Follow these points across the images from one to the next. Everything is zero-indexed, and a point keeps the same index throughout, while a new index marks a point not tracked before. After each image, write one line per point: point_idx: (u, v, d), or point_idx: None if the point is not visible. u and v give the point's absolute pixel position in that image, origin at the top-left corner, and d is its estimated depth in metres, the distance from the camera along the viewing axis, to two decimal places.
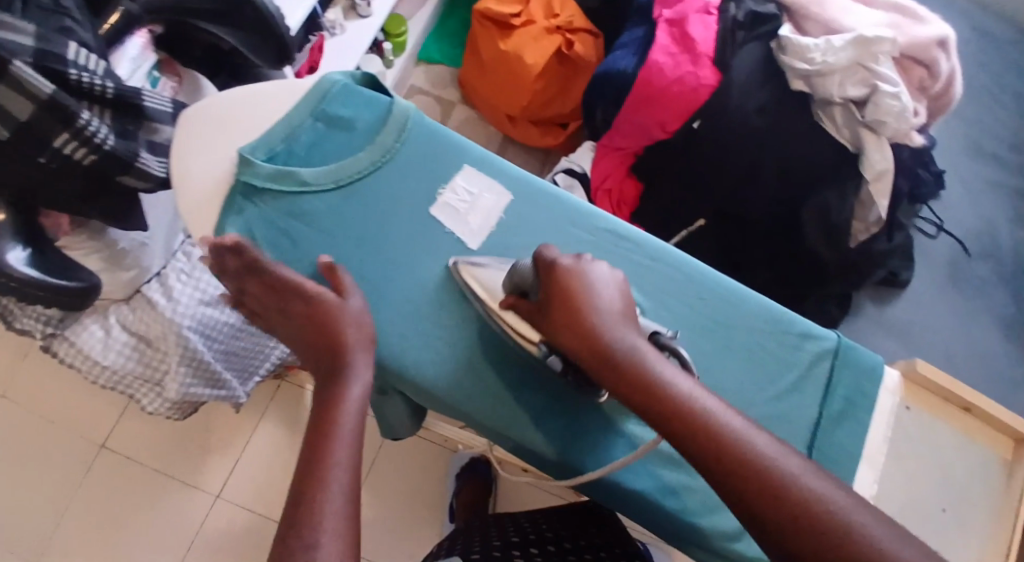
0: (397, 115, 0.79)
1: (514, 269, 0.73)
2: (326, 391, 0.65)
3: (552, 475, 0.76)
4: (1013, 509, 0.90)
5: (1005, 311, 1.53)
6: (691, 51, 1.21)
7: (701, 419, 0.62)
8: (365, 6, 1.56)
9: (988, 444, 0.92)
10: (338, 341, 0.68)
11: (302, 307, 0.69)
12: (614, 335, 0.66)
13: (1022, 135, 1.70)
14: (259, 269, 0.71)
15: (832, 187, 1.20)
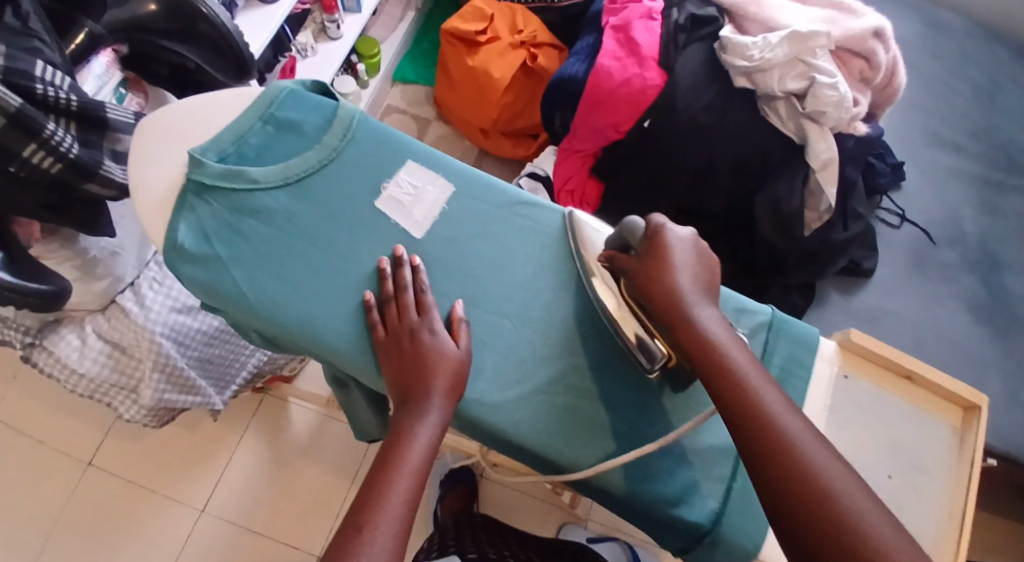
0: (342, 116, 0.84)
1: (625, 225, 0.80)
2: (421, 412, 0.72)
3: (511, 454, 0.79)
4: (966, 492, 0.86)
5: (974, 295, 1.55)
6: (637, 54, 1.27)
7: (749, 383, 0.69)
8: (334, 29, 1.62)
9: (933, 411, 0.89)
10: (460, 388, 0.75)
11: (436, 339, 0.75)
12: (695, 297, 0.74)
13: (982, 124, 1.74)
14: (409, 290, 0.77)
15: (782, 178, 1.24)
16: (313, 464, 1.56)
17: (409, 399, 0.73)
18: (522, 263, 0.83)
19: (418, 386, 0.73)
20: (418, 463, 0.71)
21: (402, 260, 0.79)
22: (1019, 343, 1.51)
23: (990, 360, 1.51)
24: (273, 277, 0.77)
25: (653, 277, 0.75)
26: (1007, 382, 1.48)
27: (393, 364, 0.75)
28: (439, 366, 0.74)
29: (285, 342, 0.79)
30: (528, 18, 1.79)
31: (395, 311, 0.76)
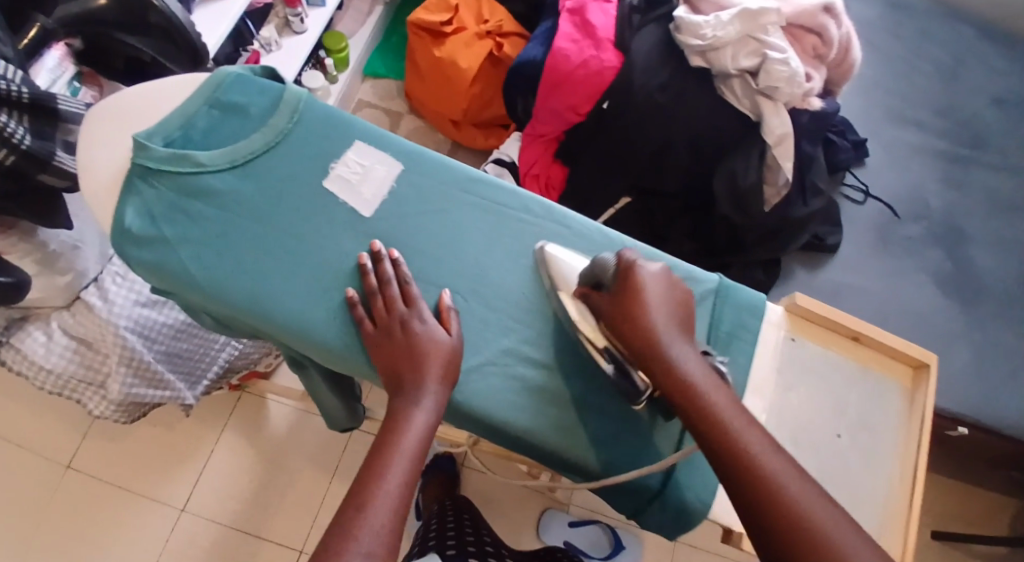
0: (288, 98, 0.86)
1: (595, 261, 0.79)
2: (415, 398, 0.73)
3: (466, 424, 0.80)
4: (916, 448, 0.87)
5: (938, 267, 1.58)
6: (592, 37, 1.29)
7: (732, 424, 0.68)
8: (298, 23, 1.64)
9: (883, 373, 0.91)
10: (451, 371, 0.76)
11: (425, 327, 0.77)
12: (672, 336, 0.72)
13: (945, 100, 1.76)
14: (393, 283, 0.78)
15: (738, 156, 1.28)
16: (291, 459, 1.57)
17: (403, 387, 0.74)
18: (470, 236, 0.84)
19: (409, 374, 0.75)
20: (414, 447, 0.71)
21: (383, 254, 0.80)
22: (984, 313, 1.54)
23: (956, 331, 1.53)
24: (221, 257, 0.79)
25: (629, 319, 0.73)
26: (973, 352, 1.51)
27: (381, 356, 0.76)
28: (428, 351, 0.75)
29: (235, 320, 0.81)
30: (493, 8, 1.80)
31: (381, 304, 0.78)
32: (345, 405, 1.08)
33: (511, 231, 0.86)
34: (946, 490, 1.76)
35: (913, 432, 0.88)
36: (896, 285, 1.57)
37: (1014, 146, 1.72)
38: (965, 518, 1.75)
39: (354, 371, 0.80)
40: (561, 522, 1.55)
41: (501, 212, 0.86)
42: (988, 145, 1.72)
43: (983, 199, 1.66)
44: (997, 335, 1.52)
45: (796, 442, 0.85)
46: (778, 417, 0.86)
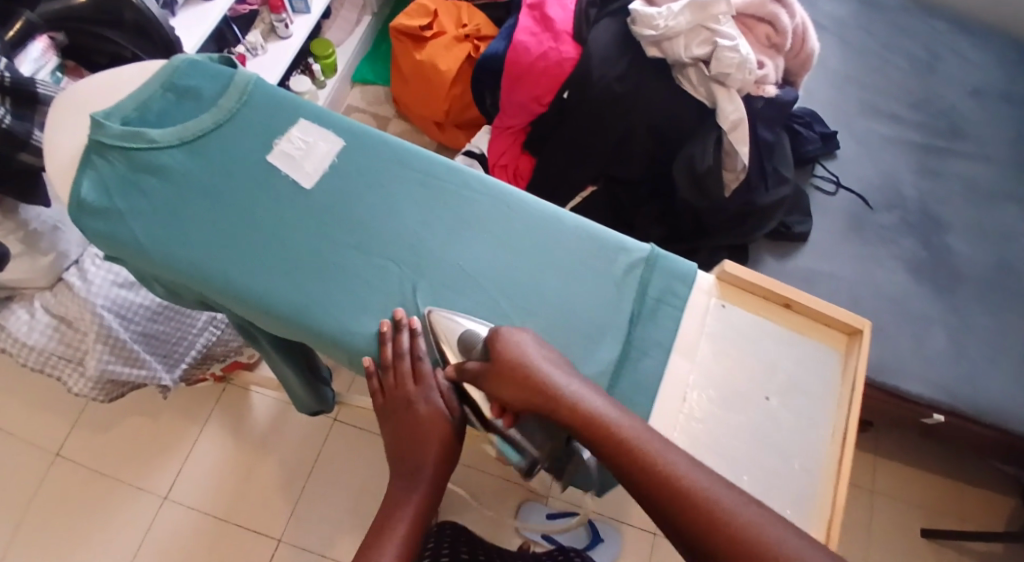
0: (238, 81, 0.91)
1: (465, 335, 0.82)
2: (412, 476, 0.83)
3: None
4: (848, 413, 0.85)
5: (913, 254, 1.59)
6: (551, 30, 1.36)
7: (650, 455, 0.73)
8: (283, 28, 1.67)
9: (816, 338, 0.90)
10: (452, 443, 0.84)
11: (429, 405, 0.83)
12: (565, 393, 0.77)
13: (918, 92, 1.79)
14: (406, 357, 0.82)
15: (696, 141, 1.32)
16: (273, 451, 1.61)
17: (406, 459, 0.84)
18: (405, 207, 0.88)
19: (411, 450, 0.84)
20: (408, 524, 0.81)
21: (404, 323, 0.83)
22: (958, 300, 1.56)
23: (931, 316, 1.54)
24: (168, 226, 0.84)
25: (520, 388, 0.77)
26: (949, 337, 1.52)
27: (390, 426, 0.85)
28: (430, 429, 0.83)
29: (182, 285, 0.86)
30: (472, 14, 1.86)
31: (393, 377, 0.83)
32: (304, 379, 1.16)
33: (447, 203, 0.89)
34: (934, 482, 1.76)
35: (845, 396, 0.86)
36: (869, 273, 1.58)
37: (988, 136, 1.75)
38: (953, 512, 1.73)
39: (294, 335, 0.84)
40: (539, 514, 1.57)
41: (437, 185, 0.90)
42: (963, 135, 1.74)
43: (959, 188, 1.68)
44: (971, 320, 1.54)
45: (723, 403, 0.85)
46: (704, 374, 0.86)
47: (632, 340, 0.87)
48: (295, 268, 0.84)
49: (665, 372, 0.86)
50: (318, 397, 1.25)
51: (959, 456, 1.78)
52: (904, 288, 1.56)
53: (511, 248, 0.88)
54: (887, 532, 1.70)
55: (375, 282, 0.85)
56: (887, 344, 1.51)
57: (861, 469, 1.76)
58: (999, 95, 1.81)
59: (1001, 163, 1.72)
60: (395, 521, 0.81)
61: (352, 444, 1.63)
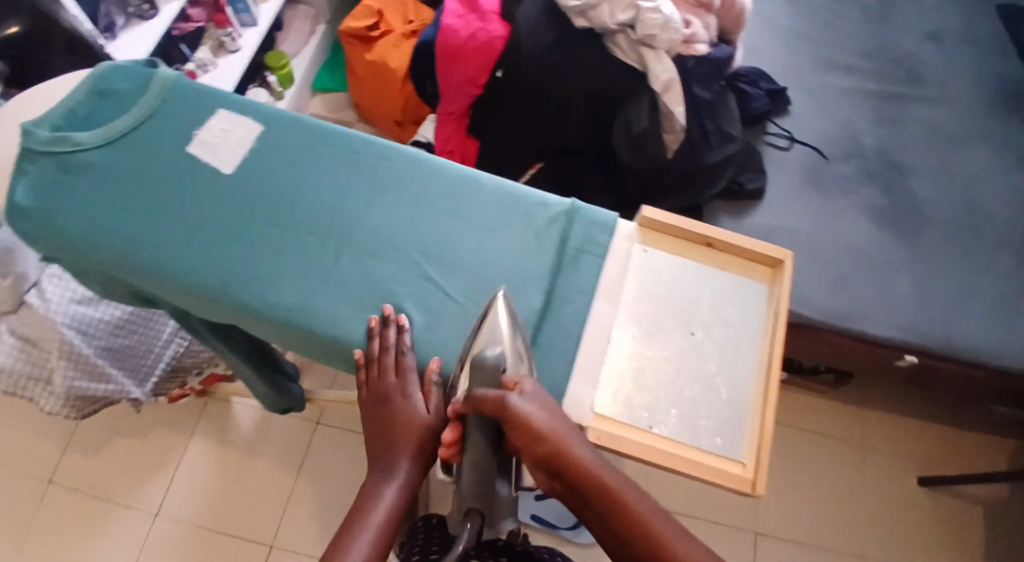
0: (157, 80, 0.93)
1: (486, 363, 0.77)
2: (386, 470, 0.81)
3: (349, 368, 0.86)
4: (773, 341, 0.87)
5: (874, 201, 1.50)
6: (477, 11, 1.40)
7: (636, 508, 0.74)
8: (232, 41, 1.61)
9: (739, 273, 0.91)
10: (426, 444, 0.82)
11: (407, 400, 0.83)
12: (571, 442, 0.74)
13: (874, 42, 1.71)
14: (391, 352, 0.82)
15: (627, 104, 1.35)
16: (258, 459, 1.61)
17: (379, 456, 0.82)
18: (325, 181, 0.89)
19: (385, 445, 0.82)
20: (382, 515, 0.78)
21: (390, 319, 0.83)
22: (927, 245, 1.47)
23: (897, 261, 1.45)
24: (98, 222, 0.86)
25: (535, 440, 0.73)
26: (918, 280, 1.43)
27: (367, 417, 0.84)
28: (404, 424, 0.82)
29: (115, 278, 0.87)
30: (420, 9, 1.84)
31: (376, 371, 0.82)
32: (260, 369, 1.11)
33: (366, 175, 0.90)
34: (934, 435, 1.66)
35: (768, 325, 0.88)
36: (829, 226, 1.48)
37: (953, 81, 1.66)
38: (954, 464, 1.63)
39: (228, 319, 0.85)
40: (526, 498, 1.53)
41: (354, 158, 0.91)
42: (925, 81, 1.66)
43: (922, 133, 1.59)
44: (939, 263, 1.45)
45: (648, 340, 0.86)
46: (630, 315, 0.88)
47: (557, 291, 0.87)
48: (221, 250, 0.85)
49: (589, 316, 0.87)
50: (282, 394, 1.24)
51: (956, 408, 1.68)
52: (867, 237, 1.47)
53: (431, 212, 0.89)
54: (880, 485, 1.61)
55: (299, 255, 0.86)
56: (852, 294, 1.41)
57: (848, 426, 1.66)
58: (958, 38, 1.73)
59: (965, 105, 1.63)
60: (369, 513, 0.78)
61: (333, 444, 1.63)
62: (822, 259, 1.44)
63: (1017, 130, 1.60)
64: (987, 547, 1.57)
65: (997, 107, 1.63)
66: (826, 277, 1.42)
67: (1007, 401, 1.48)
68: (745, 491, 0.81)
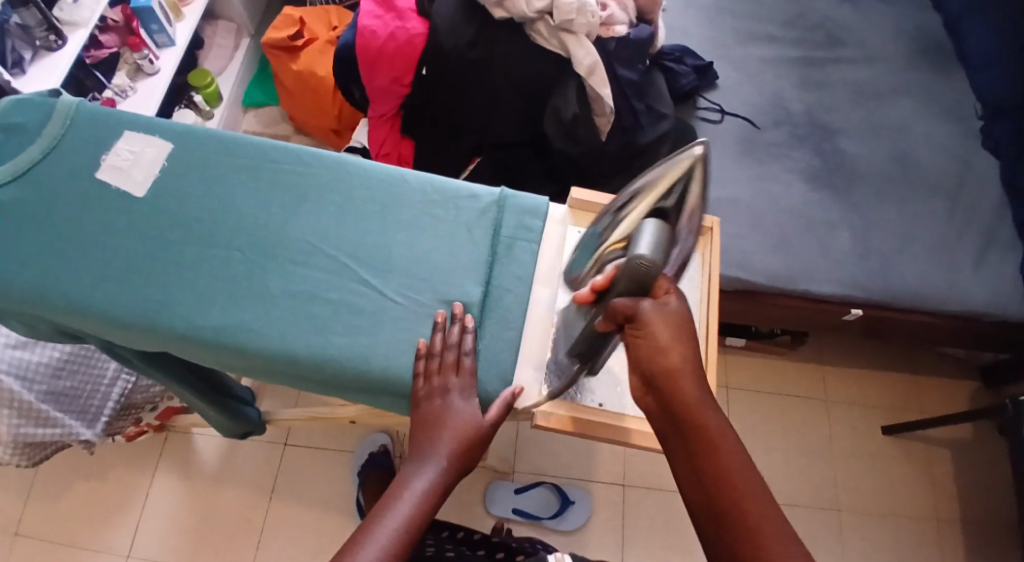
0: (60, 110, 0.91)
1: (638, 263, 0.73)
2: (422, 463, 0.79)
3: (292, 381, 0.85)
4: (708, 305, 0.88)
5: (807, 163, 1.52)
6: (394, 10, 1.39)
7: (730, 471, 0.71)
8: (149, 65, 1.57)
9: None
10: (471, 451, 0.80)
11: (462, 402, 0.81)
12: (690, 378, 0.73)
13: (793, 6, 1.73)
14: (453, 349, 0.82)
15: (558, 91, 1.35)
16: (227, 488, 1.57)
17: (416, 451, 0.80)
18: (246, 196, 0.88)
19: (427, 442, 0.79)
20: (411, 504, 0.76)
21: (459, 317, 0.83)
22: (862, 199, 1.49)
23: (836, 219, 1.47)
24: (12, 260, 0.83)
25: (657, 357, 0.73)
26: (861, 235, 1.45)
27: (415, 414, 0.81)
28: (451, 422, 0.80)
29: (36, 316, 0.84)
30: (342, 15, 1.80)
31: (437, 366, 0.81)
32: (208, 396, 1.08)
33: (288, 185, 0.89)
34: (891, 385, 1.69)
35: (703, 297, 0.89)
36: (768, 190, 1.49)
37: (870, 39, 1.69)
38: (917, 410, 1.67)
39: (160, 346, 0.83)
40: (505, 492, 1.52)
41: (273, 169, 0.90)
42: (843, 42, 1.68)
43: (847, 93, 1.62)
44: (879, 216, 1.47)
45: None
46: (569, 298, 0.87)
47: (492, 281, 0.87)
48: (142, 277, 0.83)
49: (530, 302, 0.87)
50: (239, 419, 1.22)
51: (912, 356, 1.72)
52: (807, 198, 1.48)
53: (357, 215, 0.88)
54: (848, 437, 1.64)
55: (224, 273, 0.84)
56: (797, 255, 1.43)
57: (811, 384, 1.69)
58: None
59: (887, 61, 1.67)
60: (396, 505, 0.76)
61: (302, 462, 1.60)
62: (766, 224, 1.45)
63: (936, 80, 1.65)
64: (956, 486, 1.61)
65: (915, 60, 1.67)
66: (773, 239, 1.43)
67: (958, 341, 1.51)
68: None
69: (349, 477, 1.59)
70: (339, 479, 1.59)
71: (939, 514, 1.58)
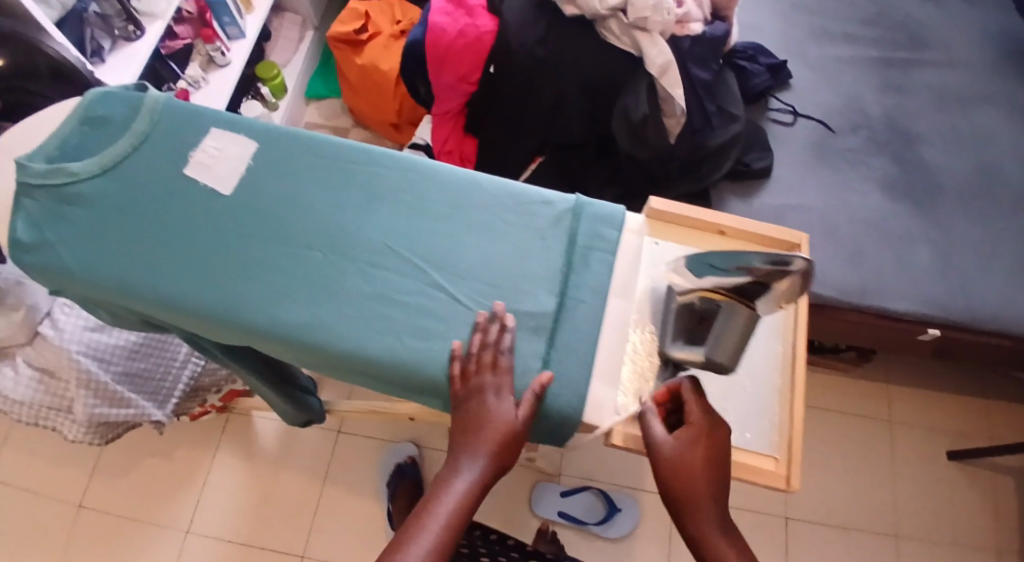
0: (147, 104, 0.91)
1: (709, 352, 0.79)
2: (460, 463, 0.77)
3: (365, 382, 0.84)
4: (794, 329, 0.85)
5: (883, 171, 1.46)
6: (464, 7, 1.38)
7: None
8: (221, 56, 1.59)
9: None
10: (511, 448, 0.78)
11: (499, 400, 0.79)
12: (701, 490, 0.76)
13: (874, 6, 1.66)
14: (490, 348, 0.80)
15: (628, 91, 1.32)
16: (284, 471, 1.60)
17: (455, 450, 0.78)
18: (325, 197, 0.87)
19: (465, 438, 0.78)
20: (449, 509, 0.75)
21: (497, 316, 0.82)
22: (942, 211, 1.43)
23: (914, 231, 1.41)
24: (101, 252, 0.84)
25: (676, 469, 0.76)
26: (937, 249, 1.39)
27: (455, 414, 0.79)
28: (492, 422, 0.78)
29: (123, 308, 0.86)
30: (406, 9, 1.78)
31: (474, 366, 0.80)
32: (277, 388, 1.09)
33: (363, 187, 0.88)
34: (958, 405, 1.63)
35: (788, 316, 0.85)
36: (841, 199, 1.44)
37: (953, 41, 1.61)
38: (983, 432, 1.61)
39: (238, 341, 0.84)
40: (552, 494, 1.51)
41: (350, 170, 0.89)
42: (924, 43, 1.61)
43: (927, 97, 1.55)
44: (957, 229, 1.41)
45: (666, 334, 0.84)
46: (643, 310, 0.86)
47: (569, 292, 0.84)
48: (223, 272, 0.84)
49: (605, 314, 0.84)
50: (302, 409, 1.22)
51: (981, 374, 1.65)
52: (881, 209, 1.43)
53: (432, 218, 0.87)
54: (909, 456, 1.59)
55: (300, 273, 0.84)
56: (869, 266, 1.38)
57: (874, 400, 1.63)
58: None
59: (971, 65, 1.59)
60: (435, 506, 0.75)
61: (351, 451, 1.61)
62: (838, 235, 1.40)
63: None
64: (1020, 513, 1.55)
65: (1001, 65, 1.59)
66: (843, 250, 1.39)
67: None
68: (779, 487, 0.79)
69: (374, 468, 1.59)
70: (370, 468, 1.59)
71: (1001, 544, 1.52)
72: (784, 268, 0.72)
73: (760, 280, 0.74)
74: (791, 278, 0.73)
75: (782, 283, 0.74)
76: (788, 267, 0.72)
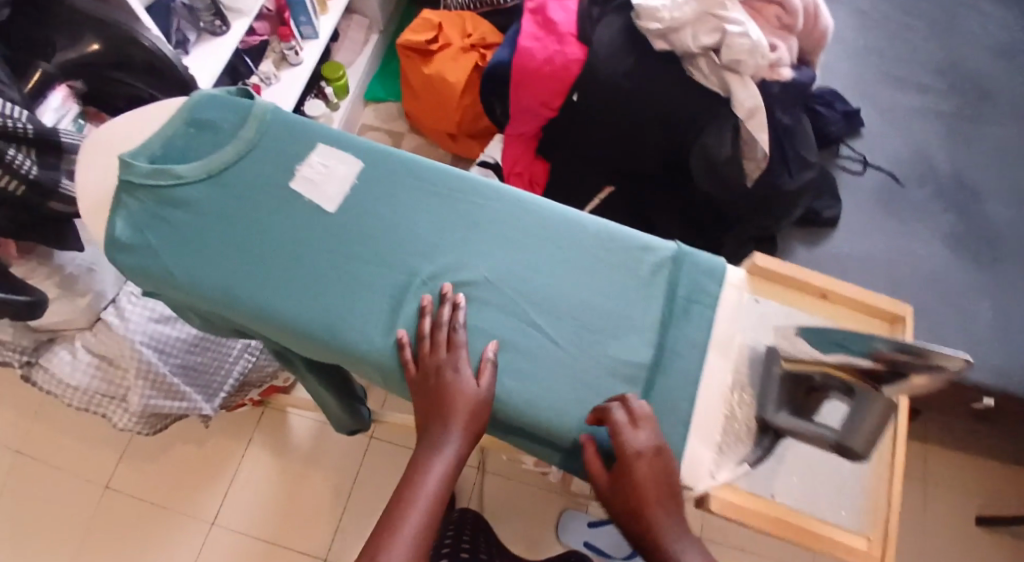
0: (255, 112, 0.90)
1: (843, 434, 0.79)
2: (437, 448, 0.78)
3: None
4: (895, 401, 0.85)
5: (952, 229, 1.43)
6: (555, 33, 1.40)
7: None
8: (294, 55, 1.58)
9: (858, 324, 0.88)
10: (475, 421, 0.78)
11: (458, 375, 0.79)
12: (660, 509, 0.74)
13: (951, 57, 1.62)
14: (444, 329, 0.81)
15: (710, 129, 1.29)
16: (313, 471, 1.57)
17: (428, 435, 0.79)
18: (429, 223, 0.86)
19: (437, 420, 0.78)
20: (433, 494, 0.77)
21: (447, 298, 0.82)
22: (1011, 274, 1.39)
23: (979, 293, 1.38)
24: (201, 258, 0.84)
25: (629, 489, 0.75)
26: (1000, 311, 1.36)
27: (418, 396, 0.80)
28: (455, 400, 0.78)
29: (219, 316, 0.86)
30: (476, 22, 1.76)
31: (428, 349, 0.80)
32: (342, 396, 1.09)
33: (466, 216, 0.87)
34: (998, 468, 1.60)
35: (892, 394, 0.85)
36: (906, 254, 1.41)
37: None
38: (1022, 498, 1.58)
39: (330, 359, 0.83)
40: (581, 522, 1.48)
41: (455, 198, 0.88)
42: (995, 99, 1.57)
43: (995, 152, 1.51)
44: None
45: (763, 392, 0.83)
46: (744, 369, 0.84)
47: (666, 344, 0.83)
48: (323, 291, 0.83)
49: (703, 372, 0.83)
50: (352, 416, 1.19)
51: None
52: (946, 267, 1.40)
53: (534, 255, 0.86)
54: (942, 516, 1.56)
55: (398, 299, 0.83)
56: (928, 325, 1.35)
57: (913, 455, 1.61)
58: None
59: None
60: (414, 494, 0.76)
61: (387, 456, 1.58)
62: (900, 291, 1.38)
63: None
64: None
65: None
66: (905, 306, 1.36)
67: None
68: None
69: None
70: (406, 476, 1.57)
71: None
72: (923, 355, 0.71)
73: (892, 366, 0.73)
74: (926, 365, 0.71)
75: (917, 371, 0.72)
76: (928, 358, 0.70)
